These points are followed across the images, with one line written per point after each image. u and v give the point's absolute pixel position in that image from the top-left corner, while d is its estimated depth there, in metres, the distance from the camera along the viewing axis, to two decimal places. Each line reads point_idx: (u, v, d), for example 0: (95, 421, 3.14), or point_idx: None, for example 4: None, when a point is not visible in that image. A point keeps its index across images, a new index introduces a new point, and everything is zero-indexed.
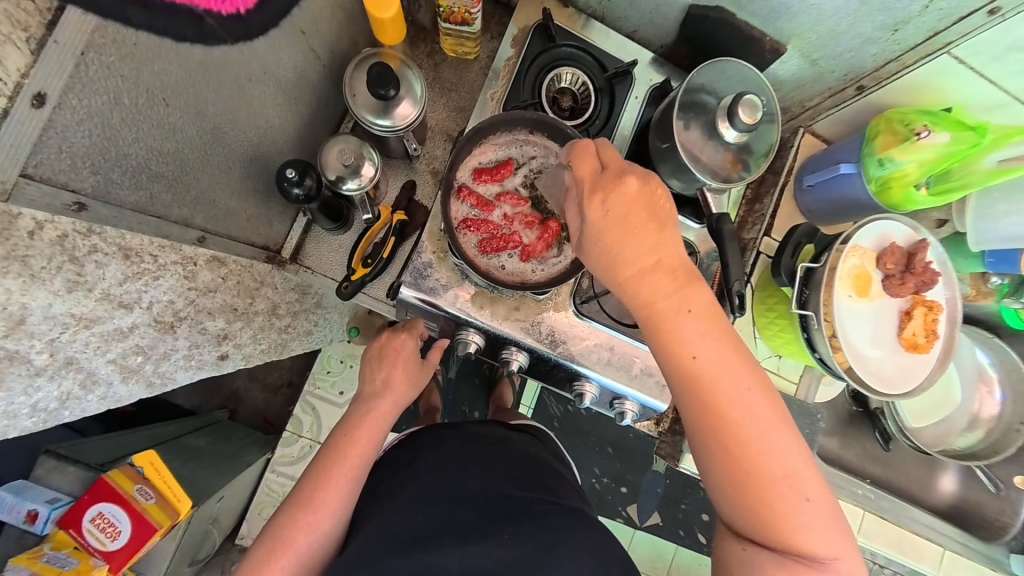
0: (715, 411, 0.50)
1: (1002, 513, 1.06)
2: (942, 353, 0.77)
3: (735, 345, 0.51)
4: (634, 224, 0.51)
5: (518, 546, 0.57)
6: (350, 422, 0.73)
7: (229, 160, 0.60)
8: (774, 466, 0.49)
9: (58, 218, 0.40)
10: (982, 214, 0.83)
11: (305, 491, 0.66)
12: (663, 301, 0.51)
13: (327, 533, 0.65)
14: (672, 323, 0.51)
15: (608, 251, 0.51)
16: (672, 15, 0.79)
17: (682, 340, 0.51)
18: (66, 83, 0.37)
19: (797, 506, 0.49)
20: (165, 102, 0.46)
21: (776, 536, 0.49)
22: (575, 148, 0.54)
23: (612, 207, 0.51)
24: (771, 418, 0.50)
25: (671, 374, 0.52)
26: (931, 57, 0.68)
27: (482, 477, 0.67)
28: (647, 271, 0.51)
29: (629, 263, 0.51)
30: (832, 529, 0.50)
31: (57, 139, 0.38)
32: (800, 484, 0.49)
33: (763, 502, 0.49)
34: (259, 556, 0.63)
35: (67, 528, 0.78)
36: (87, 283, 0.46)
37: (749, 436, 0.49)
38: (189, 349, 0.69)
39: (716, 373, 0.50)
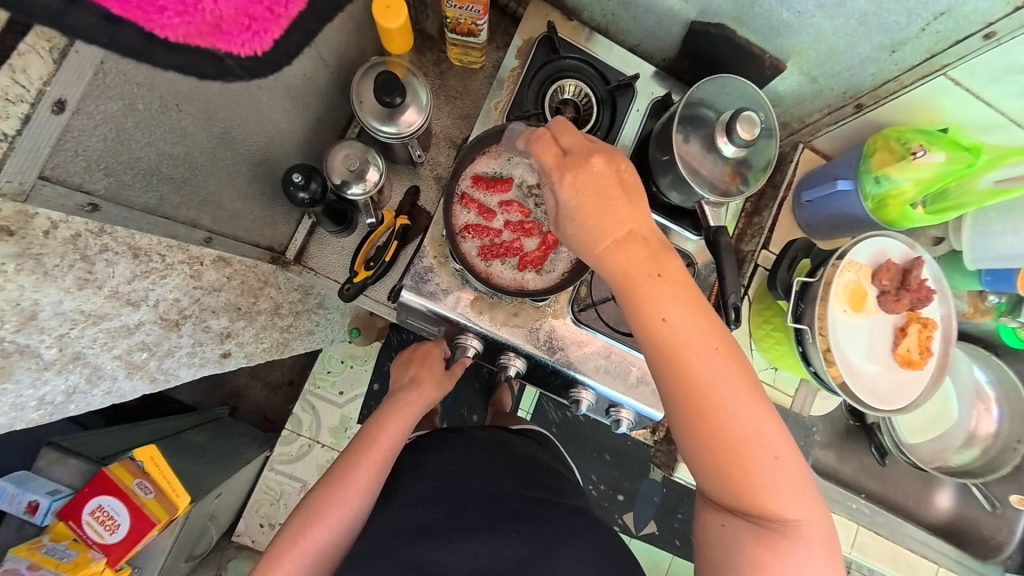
0: (685, 379, 0.51)
1: (997, 531, 1.06)
2: (936, 370, 0.78)
3: (708, 315, 0.52)
4: (605, 198, 0.52)
5: (524, 544, 0.58)
6: (381, 412, 0.74)
7: (237, 164, 0.62)
8: (746, 431, 0.50)
9: (71, 218, 0.42)
10: (980, 233, 0.83)
11: (340, 469, 0.68)
12: (636, 269, 0.52)
13: (356, 511, 0.66)
14: (646, 292, 0.52)
15: (583, 226, 0.53)
16: (674, 30, 0.80)
17: (654, 309, 0.52)
18: (83, 91, 0.38)
19: (768, 471, 0.49)
20: (177, 107, 0.47)
21: (748, 503, 0.50)
22: (535, 138, 0.56)
23: (581, 183, 0.52)
24: (742, 384, 0.50)
25: (644, 342, 0.53)
26: (929, 77, 0.69)
27: (487, 478, 0.68)
28: (621, 242, 0.52)
29: (603, 233, 0.52)
30: (806, 497, 0.50)
31: (73, 143, 0.39)
32: (772, 451, 0.50)
33: (736, 470, 0.49)
34: (294, 529, 0.64)
35: (67, 519, 0.79)
36: (96, 281, 0.47)
37: (720, 404, 0.50)
38: (192, 346, 0.71)
39: (687, 342, 0.51)
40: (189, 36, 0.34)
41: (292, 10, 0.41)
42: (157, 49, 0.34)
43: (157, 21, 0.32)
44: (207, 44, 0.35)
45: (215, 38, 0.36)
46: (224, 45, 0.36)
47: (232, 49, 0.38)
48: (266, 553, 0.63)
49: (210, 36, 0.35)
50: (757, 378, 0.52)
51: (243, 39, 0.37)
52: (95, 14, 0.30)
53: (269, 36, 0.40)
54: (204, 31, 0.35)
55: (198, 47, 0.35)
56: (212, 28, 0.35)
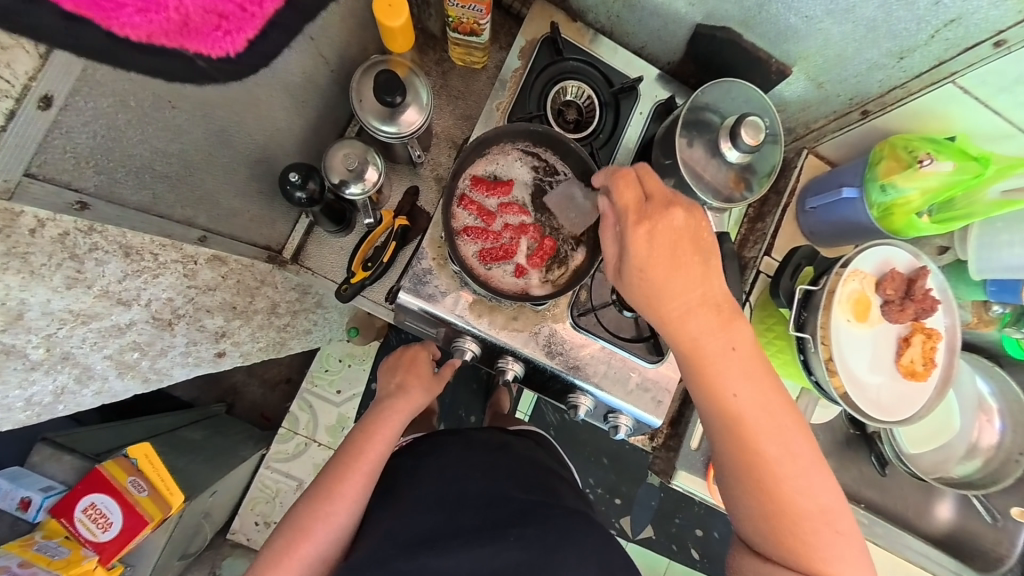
0: (749, 446, 0.52)
1: (998, 544, 1.04)
2: (941, 382, 0.77)
3: (775, 385, 0.54)
4: (680, 260, 0.52)
5: (523, 549, 0.57)
6: (367, 420, 0.73)
7: (234, 162, 0.61)
8: (804, 498, 0.51)
9: (59, 216, 0.41)
10: (985, 244, 0.82)
11: (326, 482, 0.67)
12: (708, 337, 0.53)
13: (344, 525, 0.65)
14: (716, 359, 0.52)
15: (655, 286, 0.52)
16: (680, 33, 0.79)
17: (723, 378, 0.53)
18: (73, 86, 0.37)
19: (824, 537, 0.51)
20: (171, 104, 0.46)
21: (801, 565, 0.51)
22: (616, 176, 0.54)
23: (657, 240, 0.52)
24: (805, 453, 0.52)
25: (710, 410, 0.54)
26: (937, 85, 0.68)
27: (489, 480, 0.68)
28: (688, 306, 0.52)
29: (677, 297, 0.52)
30: (856, 560, 0.52)
31: (62, 138, 0.39)
32: (830, 518, 0.52)
33: (793, 534, 0.51)
34: (280, 545, 0.63)
35: (59, 517, 0.78)
36: (86, 279, 0.47)
37: (783, 472, 0.51)
38: (186, 346, 0.70)
39: (757, 412, 0.52)
40: (153, 35, 0.35)
41: (268, 9, 0.40)
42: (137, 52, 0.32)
43: (118, 18, 0.33)
44: (177, 45, 0.36)
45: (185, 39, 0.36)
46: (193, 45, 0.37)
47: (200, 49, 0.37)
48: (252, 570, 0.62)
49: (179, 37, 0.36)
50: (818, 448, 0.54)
51: (213, 38, 0.37)
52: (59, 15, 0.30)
53: (243, 37, 0.39)
54: (170, 30, 0.35)
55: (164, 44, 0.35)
56: (180, 26, 0.35)
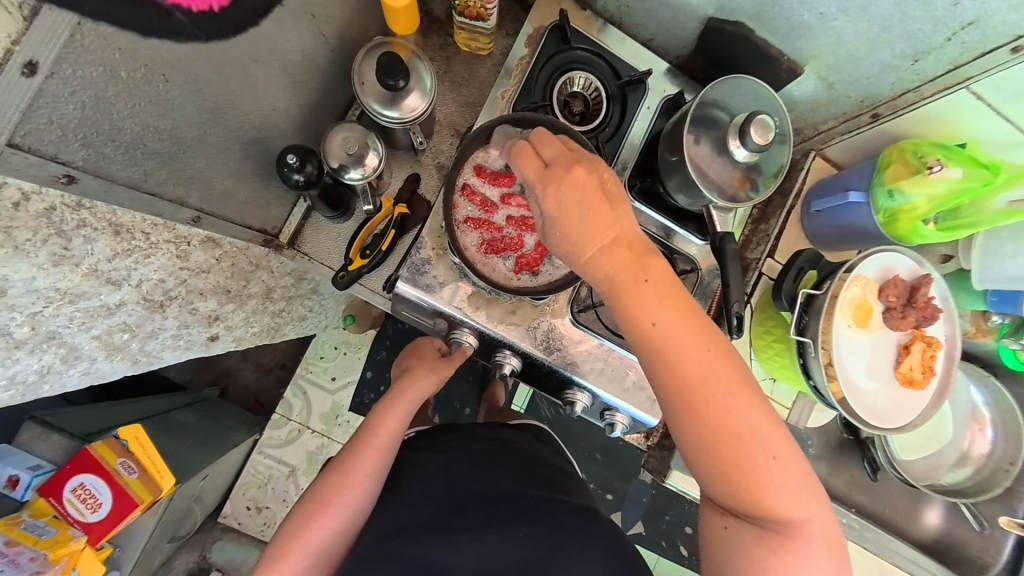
0: (682, 386, 0.50)
1: (985, 551, 1.04)
2: (937, 391, 0.76)
3: (698, 316, 0.52)
4: (591, 206, 0.51)
5: (531, 545, 0.57)
6: (381, 401, 0.73)
7: (228, 140, 0.59)
8: (743, 430, 0.49)
9: (44, 189, 0.40)
10: (989, 253, 0.82)
11: (342, 458, 0.67)
12: (623, 274, 0.52)
13: (359, 500, 0.64)
14: (634, 296, 0.51)
15: (567, 235, 0.52)
16: (691, 26, 0.78)
17: (644, 314, 0.51)
18: (58, 53, 0.35)
19: (770, 472, 0.49)
20: (164, 77, 0.44)
21: (752, 506, 0.49)
22: (514, 149, 0.54)
23: (565, 192, 0.51)
24: (735, 383, 0.50)
25: (638, 348, 0.52)
26: (950, 90, 0.67)
27: (495, 476, 0.66)
28: (607, 246, 0.52)
29: (591, 240, 0.52)
30: (808, 496, 0.50)
31: (46, 109, 0.37)
32: (771, 449, 0.50)
33: (735, 470, 0.49)
34: (297, 518, 0.63)
35: (47, 496, 0.77)
36: (72, 258, 0.45)
37: (720, 410, 0.49)
38: (177, 329, 0.68)
39: (682, 349, 0.50)
40: None
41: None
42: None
43: None
44: None
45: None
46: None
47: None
48: (271, 544, 0.62)
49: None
50: (756, 382, 0.51)
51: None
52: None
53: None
54: None
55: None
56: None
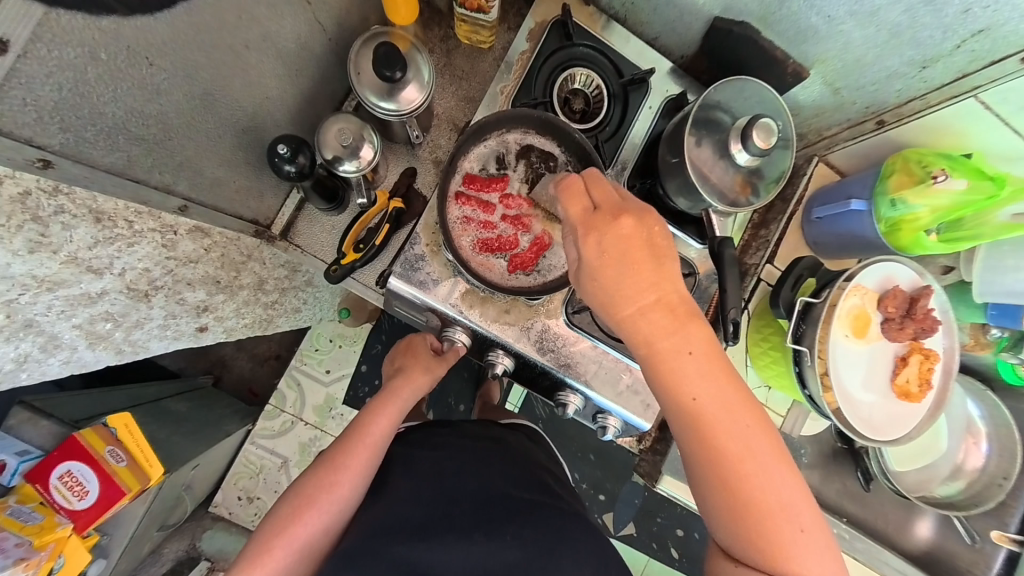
0: (713, 457, 0.50)
1: (974, 565, 1.02)
2: (934, 405, 0.75)
3: (735, 383, 0.51)
4: (635, 262, 0.50)
5: (521, 548, 0.56)
6: (373, 400, 0.72)
7: (219, 127, 0.58)
8: (773, 500, 0.49)
9: (19, 173, 0.37)
10: (991, 267, 0.81)
11: (332, 454, 0.66)
12: (663, 340, 0.51)
13: (348, 497, 0.63)
14: (672, 364, 0.51)
15: (609, 292, 0.51)
16: (696, 25, 0.76)
17: (683, 383, 0.51)
18: (33, 32, 0.33)
19: (794, 537, 0.49)
20: (149, 62, 0.43)
21: (777, 573, 0.49)
22: (563, 185, 0.53)
23: (606, 244, 0.50)
24: (769, 453, 0.50)
25: (671, 417, 0.52)
26: (957, 99, 0.66)
27: (481, 477, 0.66)
28: (647, 310, 0.51)
29: (630, 303, 0.51)
30: (831, 561, 0.50)
31: (21, 89, 0.34)
32: (800, 519, 0.50)
33: (764, 540, 0.49)
34: (285, 512, 0.62)
35: (34, 482, 0.76)
36: (50, 244, 0.44)
37: (752, 479, 0.50)
38: (164, 319, 0.67)
39: (719, 417, 0.50)
40: None
41: None
42: None
43: None
44: None
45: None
46: None
47: None
48: (254, 537, 0.61)
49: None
50: (786, 450, 0.52)
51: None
52: None
53: None
54: None
55: None
56: None
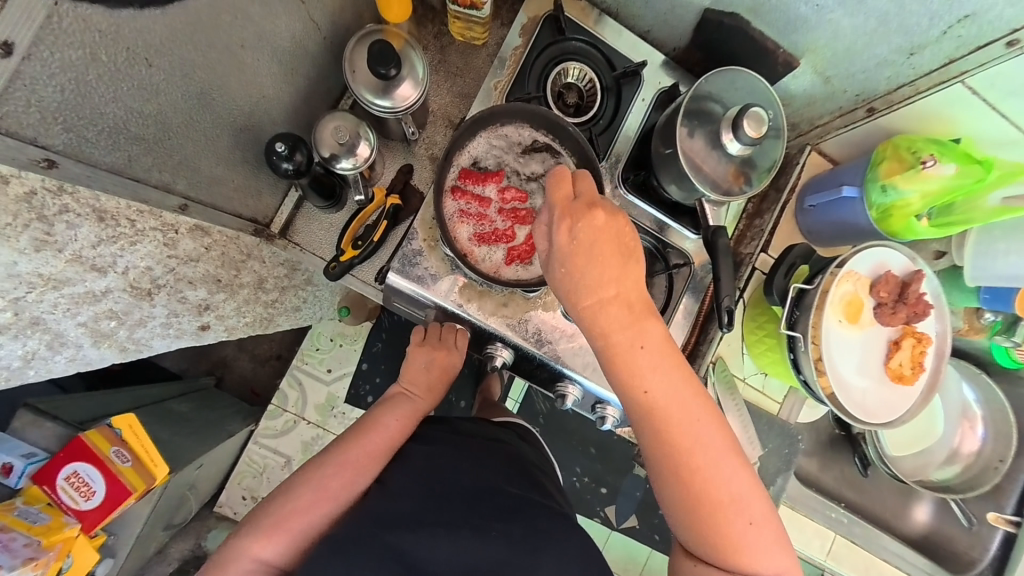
0: (668, 450, 0.52)
1: (972, 548, 1.04)
2: (927, 387, 0.77)
3: (690, 381, 0.53)
4: (601, 253, 0.50)
5: (506, 545, 0.57)
6: (385, 409, 0.77)
7: (217, 127, 0.58)
8: (722, 491, 0.52)
9: (24, 173, 0.38)
10: (982, 252, 0.82)
11: (344, 446, 0.70)
12: (619, 337, 0.52)
13: (354, 489, 0.66)
14: (628, 359, 0.52)
15: (572, 280, 0.51)
16: (688, 18, 0.77)
17: (639, 378, 0.52)
18: (37, 34, 0.34)
19: (744, 528, 0.52)
20: (148, 62, 0.43)
21: (724, 559, 0.52)
22: (552, 171, 0.53)
23: (580, 232, 0.50)
24: (722, 447, 0.52)
25: (629, 410, 0.54)
26: (946, 84, 0.67)
27: (475, 474, 0.66)
28: (606, 303, 0.52)
29: (588, 296, 0.51)
30: (777, 550, 0.53)
31: (25, 91, 0.35)
32: (748, 509, 0.52)
33: (713, 526, 0.52)
34: (297, 492, 0.64)
35: (41, 484, 0.78)
36: (55, 243, 0.45)
37: (703, 469, 0.52)
38: (167, 317, 0.68)
39: (674, 411, 0.52)
40: None
41: None
42: None
43: None
44: None
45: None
46: None
47: None
48: (265, 512, 0.63)
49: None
50: (739, 442, 0.54)
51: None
52: None
53: None
54: None
55: None
56: None
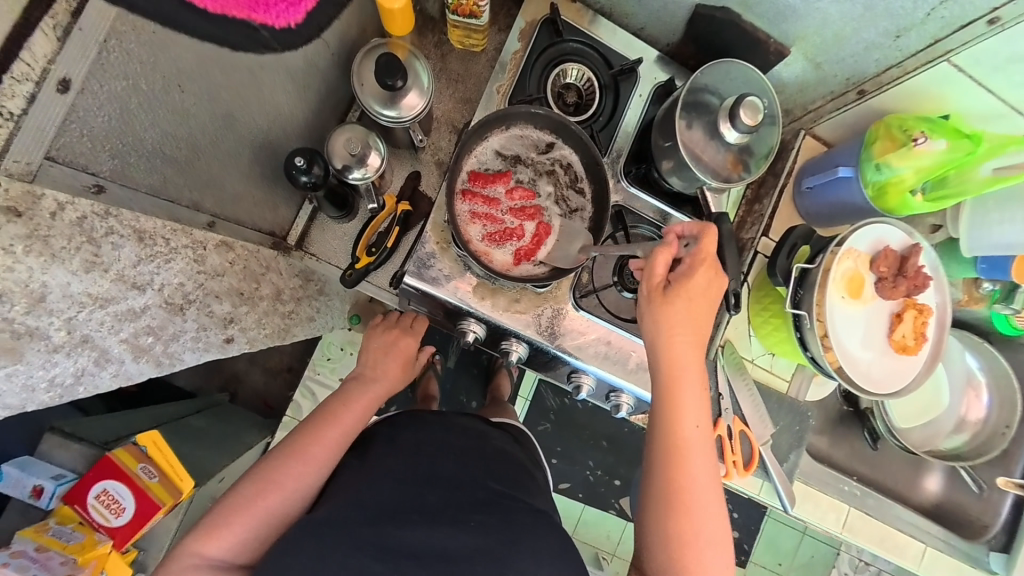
0: (682, 475, 0.60)
1: (984, 513, 1.08)
2: (930, 356, 0.79)
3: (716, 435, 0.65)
4: (706, 306, 0.64)
5: (482, 534, 0.57)
6: (344, 394, 0.75)
7: (239, 145, 0.61)
8: (708, 527, 0.60)
9: (78, 199, 0.42)
10: (978, 223, 0.84)
11: (298, 439, 0.67)
12: (689, 371, 0.64)
13: (309, 484, 0.65)
14: (681, 390, 0.63)
15: (678, 310, 0.63)
16: (680, 13, 0.79)
17: (683, 409, 0.63)
18: (89, 69, 0.38)
19: (711, 566, 0.59)
20: (180, 87, 0.47)
21: None
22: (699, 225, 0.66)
23: (704, 281, 0.64)
24: (718, 496, 0.61)
25: (663, 429, 0.63)
26: (932, 64, 0.69)
27: (458, 464, 0.68)
28: (691, 341, 0.64)
29: (683, 327, 0.63)
30: None
31: (79, 124, 0.40)
32: (718, 552, 0.60)
33: (690, 553, 0.58)
34: (248, 488, 0.62)
35: (72, 503, 0.81)
36: (103, 263, 0.47)
37: (701, 505, 0.60)
38: (197, 330, 0.70)
39: (700, 447, 0.62)
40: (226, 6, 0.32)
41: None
42: (193, 16, 0.31)
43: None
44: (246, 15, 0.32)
45: (251, 9, 0.32)
46: (259, 14, 0.32)
47: (266, 21, 0.33)
48: (213, 511, 0.61)
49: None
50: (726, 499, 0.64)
51: (278, 9, 0.33)
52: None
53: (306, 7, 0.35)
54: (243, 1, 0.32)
55: (234, 17, 0.32)
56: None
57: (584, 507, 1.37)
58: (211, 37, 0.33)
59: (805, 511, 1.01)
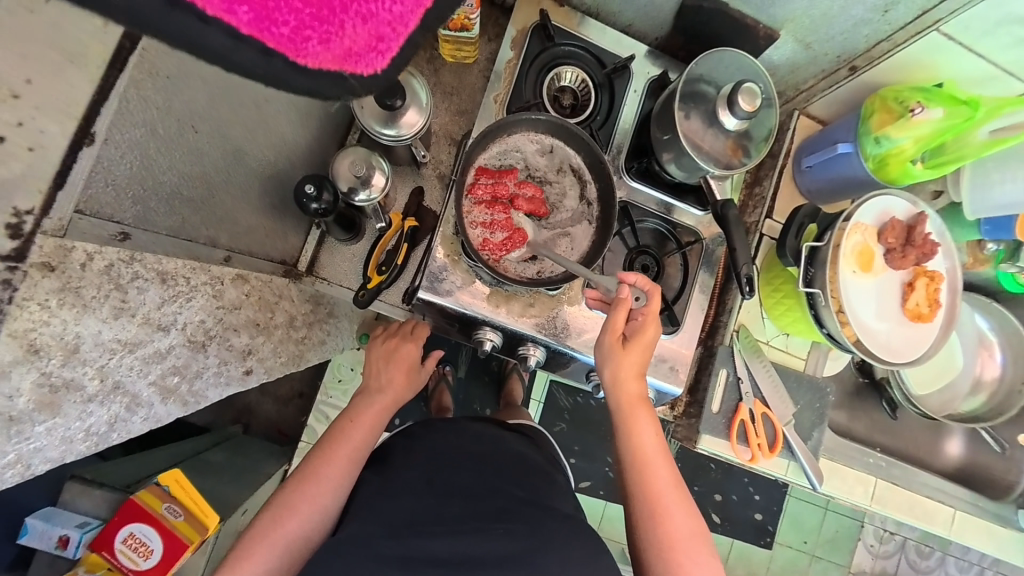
0: (649, 487, 0.65)
1: (1008, 472, 1.09)
2: (947, 320, 0.80)
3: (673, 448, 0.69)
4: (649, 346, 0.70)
5: (508, 541, 0.57)
6: (354, 409, 0.74)
7: (247, 177, 0.62)
8: (681, 530, 0.63)
9: (105, 248, 0.42)
10: (979, 185, 0.86)
11: (310, 463, 0.67)
12: (641, 399, 0.70)
13: (328, 506, 0.65)
14: (637, 415, 0.69)
15: (625, 352, 0.69)
16: (668, 7, 0.80)
17: (639, 430, 0.68)
18: (111, 120, 0.40)
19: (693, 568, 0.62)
20: (194, 129, 0.49)
21: None
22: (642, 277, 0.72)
23: (648, 324, 0.70)
24: (684, 501, 0.65)
25: (624, 449, 0.68)
26: (922, 33, 0.70)
27: (477, 467, 0.68)
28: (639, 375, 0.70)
29: (631, 366, 0.69)
30: None
31: (103, 174, 0.41)
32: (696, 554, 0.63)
33: (671, 559, 0.62)
34: (265, 517, 0.63)
35: (99, 550, 0.80)
36: (130, 308, 0.47)
37: (670, 511, 0.64)
38: (218, 366, 0.70)
39: (660, 463, 0.66)
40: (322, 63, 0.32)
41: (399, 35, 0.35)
42: (298, 77, 0.32)
43: (305, 51, 0.31)
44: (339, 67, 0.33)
45: (344, 61, 0.33)
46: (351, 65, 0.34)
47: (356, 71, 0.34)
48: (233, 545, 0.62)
49: (289, 50, 0.31)
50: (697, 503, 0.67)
51: (369, 59, 0.34)
52: (255, 49, 0.30)
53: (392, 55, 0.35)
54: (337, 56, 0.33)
55: (329, 71, 0.33)
56: (344, 54, 0.33)
57: (607, 505, 1.37)
58: (314, 93, 0.33)
59: (833, 487, 1.00)
